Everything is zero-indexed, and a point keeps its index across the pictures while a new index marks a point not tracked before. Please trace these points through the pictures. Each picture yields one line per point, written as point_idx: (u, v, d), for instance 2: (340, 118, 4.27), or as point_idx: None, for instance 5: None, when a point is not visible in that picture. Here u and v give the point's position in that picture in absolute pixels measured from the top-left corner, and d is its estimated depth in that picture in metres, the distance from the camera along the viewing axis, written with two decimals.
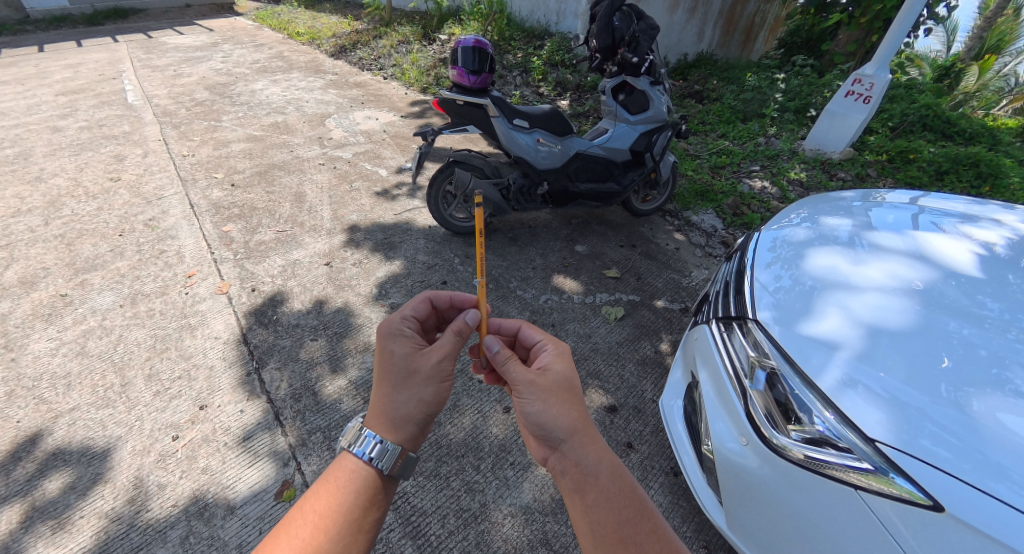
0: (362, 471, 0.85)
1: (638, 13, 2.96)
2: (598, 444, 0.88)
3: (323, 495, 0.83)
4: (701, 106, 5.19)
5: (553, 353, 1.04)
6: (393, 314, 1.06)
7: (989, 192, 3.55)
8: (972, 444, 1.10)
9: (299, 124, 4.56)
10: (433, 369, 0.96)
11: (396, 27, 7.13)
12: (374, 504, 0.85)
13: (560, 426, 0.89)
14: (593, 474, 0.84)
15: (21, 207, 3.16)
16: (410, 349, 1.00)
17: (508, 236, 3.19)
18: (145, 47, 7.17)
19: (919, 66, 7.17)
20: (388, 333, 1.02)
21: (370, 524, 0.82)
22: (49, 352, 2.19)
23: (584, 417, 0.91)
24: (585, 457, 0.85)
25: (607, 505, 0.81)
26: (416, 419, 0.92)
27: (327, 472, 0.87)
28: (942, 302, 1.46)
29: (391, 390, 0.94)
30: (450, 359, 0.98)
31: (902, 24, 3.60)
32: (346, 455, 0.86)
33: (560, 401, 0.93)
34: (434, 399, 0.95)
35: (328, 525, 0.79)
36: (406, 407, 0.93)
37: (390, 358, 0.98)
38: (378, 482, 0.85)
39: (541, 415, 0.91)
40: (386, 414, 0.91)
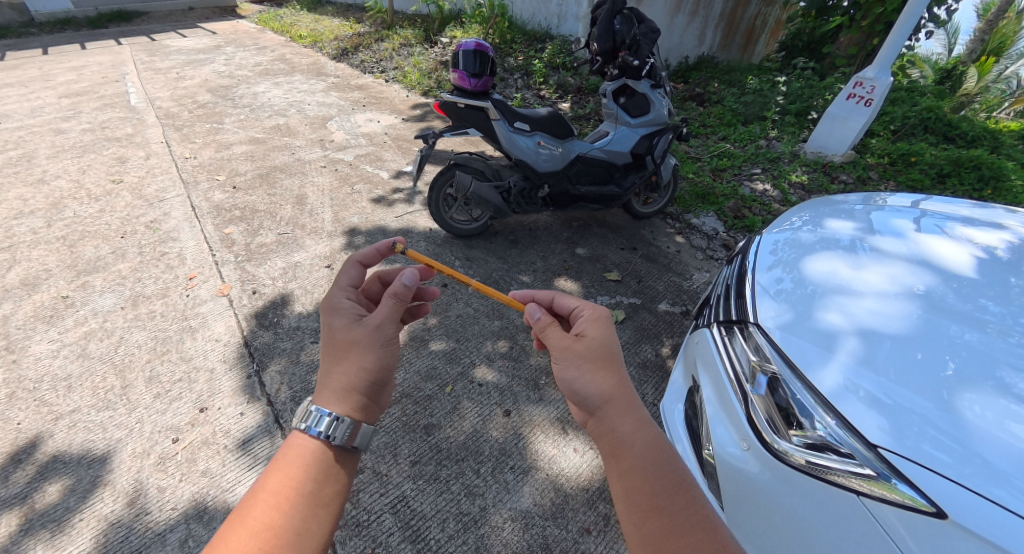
0: (316, 447, 0.86)
1: (638, 16, 2.97)
2: (637, 412, 0.89)
3: (276, 473, 0.83)
4: (701, 109, 5.20)
5: (589, 317, 1.03)
6: (336, 286, 1.09)
7: (991, 194, 3.55)
8: (972, 449, 1.09)
9: (300, 126, 4.57)
10: (372, 337, 0.97)
11: (397, 30, 7.16)
12: (331, 477, 0.85)
13: (595, 395, 0.91)
14: (629, 442, 0.85)
15: (23, 209, 3.17)
16: (351, 320, 1.01)
17: (509, 238, 3.19)
18: (148, 49, 7.22)
19: (920, 69, 7.17)
20: (330, 305, 1.04)
21: (329, 497, 0.83)
22: (51, 353, 2.20)
23: (623, 386, 0.92)
24: (620, 424, 0.87)
25: (642, 473, 0.81)
26: (360, 388, 0.93)
27: (279, 453, 0.86)
28: (944, 307, 1.45)
29: (334, 362, 0.95)
30: (389, 323, 0.99)
31: (903, 27, 3.60)
32: (300, 434, 0.87)
33: (596, 370, 0.94)
34: (377, 366, 0.96)
35: (283, 501, 0.78)
36: (349, 377, 0.94)
37: (332, 329, 1.00)
38: (331, 455, 0.86)
39: (575, 381, 0.94)
40: (328, 386, 0.92)
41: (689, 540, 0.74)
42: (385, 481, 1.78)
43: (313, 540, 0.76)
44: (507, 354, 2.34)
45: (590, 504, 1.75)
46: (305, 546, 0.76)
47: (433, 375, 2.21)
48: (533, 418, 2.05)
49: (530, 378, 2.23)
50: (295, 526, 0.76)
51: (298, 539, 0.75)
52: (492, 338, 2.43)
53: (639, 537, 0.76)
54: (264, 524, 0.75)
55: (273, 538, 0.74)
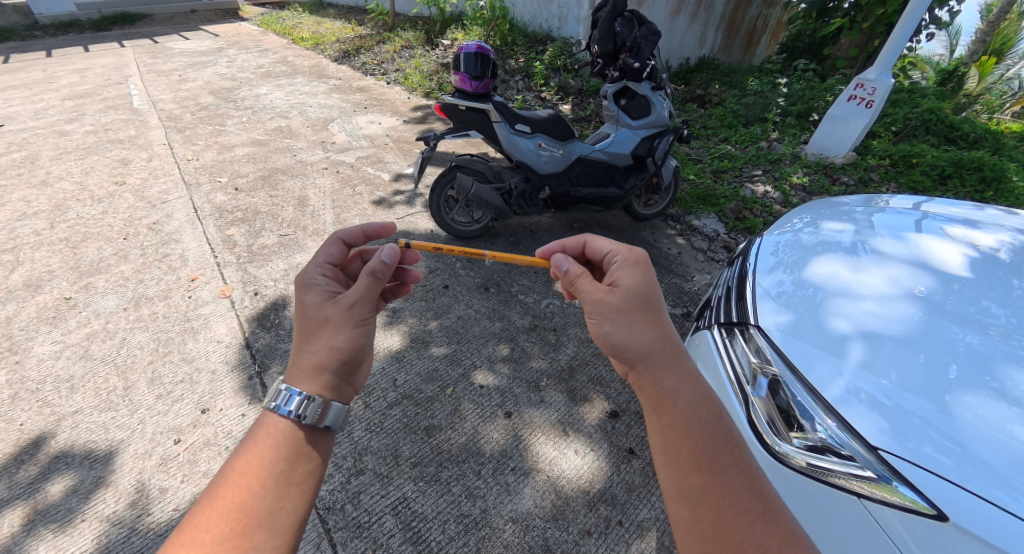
0: (287, 427, 0.88)
1: (639, 18, 2.98)
2: (681, 365, 0.93)
3: (247, 453, 0.85)
4: (702, 111, 5.21)
5: (626, 268, 1.08)
6: (311, 264, 1.13)
7: (993, 196, 3.54)
8: (973, 451, 1.09)
9: (302, 128, 4.59)
10: (344, 315, 1.00)
11: (399, 32, 7.18)
12: (302, 456, 0.88)
13: (635, 347, 0.95)
14: (673, 397, 0.90)
15: (27, 211, 3.18)
16: (324, 298, 1.05)
17: (510, 240, 3.20)
18: (151, 52, 7.25)
19: (922, 70, 7.17)
20: (304, 282, 1.07)
21: (302, 476, 0.86)
22: (54, 354, 2.21)
23: (665, 337, 0.96)
24: (665, 379, 0.91)
25: (686, 427, 0.87)
26: (332, 367, 0.96)
27: (251, 432, 0.89)
28: (945, 309, 1.45)
29: (305, 339, 0.98)
30: (363, 304, 1.02)
31: (904, 28, 3.60)
32: (269, 414, 0.89)
33: (636, 321, 0.98)
34: (347, 345, 0.98)
35: (253, 482, 0.81)
36: (320, 355, 0.96)
37: (304, 307, 1.03)
38: (301, 434, 0.88)
39: (613, 334, 0.97)
40: (299, 364, 0.94)
41: (732, 490, 0.82)
42: (386, 482, 1.78)
43: (285, 518, 0.80)
44: (508, 356, 2.34)
45: (591, 505, 1.75)
46: (279, 524, 0.79)
47: (434, 377, 2.21)
48: (533, 420, 2.05)
49: (531, 379, 2.24)
50: (267, 505, 0.79)
51: (270, 517, 0.79)
52: (493, 339, 2.44)
53: (678, 487, 0.84)
54: (235, 504, 0.79)
55: (245, 518, 0.78)
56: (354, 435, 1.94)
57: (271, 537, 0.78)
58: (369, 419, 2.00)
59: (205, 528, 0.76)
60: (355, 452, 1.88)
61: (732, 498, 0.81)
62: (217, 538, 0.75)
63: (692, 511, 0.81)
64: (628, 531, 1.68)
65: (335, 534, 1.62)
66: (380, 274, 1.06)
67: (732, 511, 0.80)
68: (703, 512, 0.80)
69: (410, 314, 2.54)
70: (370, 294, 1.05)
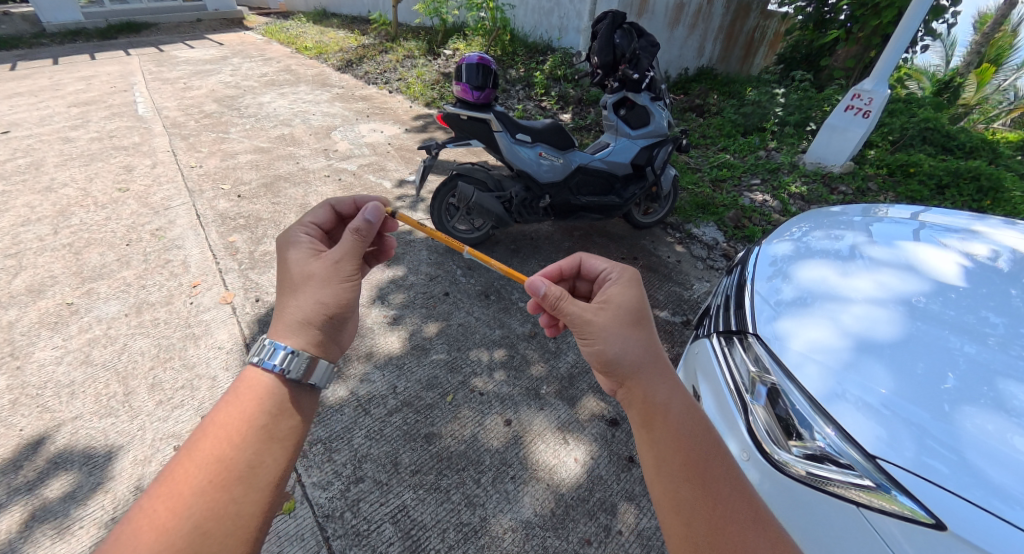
0: (270, 381, 0.90)
1: (638, 30, 3.02)
2: (671, 377, 0.95)
3: (228, 406, 0.86)
4: (701, 120, 5.26)
5: (620, 284, 1.09)
6: (296, 224, 1.16)
7: (990, 205, 3.58)
8: (969, 459, 1.11)
9: (304, 136, 4.63)
10: (329, 271, 1.03)
11: (401, 42, 7.26)
12: (286, 413, 0.89)
13: (628, 361, 0.95)
14: (664, 407, 0.91)
15: (31, 216, 3.21)
16: (308, 255, 1.07)
17: (510, 247, 3.21)
18: (156, 60, 7.32)
19: (918, 80, 7.25)
20: (287, 241, 1.10)
21: (285, 431, 0.87)
22: (54, 360, 2.21)
23: (656, 350, 0.97)
24: (656, 390, 0.92)
25: (678, 438, 0.88)
26: (317, 322, 0.98)
27: (233, 386, 0.90)
28: (945, 319, 1.46)
29: (288, 295, 1.01)
30: (348, 261, 1.06)
31: (900, 40, 3.63)
32: (253, 368, 0.91)
33: (629, 335, 0.98)
34: (333, 300, 1.01)
35: (234, 434, 0.82)
36: (305, 310, 0.99)
37: (287, 266, 1.06)
38: (286, 390, 0.90)
39: (604, 351, 0.97)
40: (284, 320, 0.96)
41: (726, 500, 0.83)
42: (385, 489, 1.78)
43: (268, 470, 0.81)
44: (508, 363, 2.35)
45: (591, 514, 1.75)
46: (257, 478, 0.80)
47: (434, 384, 2.21)
48: (533, 426, 2.06)
49: (531, 386, 2.24)
50: (248, 458, 0.80)
51: (251, 471, 0.80)
52: (493, 346, 2.45)
53: (672, 496, 0.83)
54: (215, 455, 0.79)
55: (224, 470, 0.78)
56: (354, 442, 1.94)
57: (251, 490, 0.79)
58: (369, 426, 2.01)
59: (183, 479, 0.76)
60: (355, 459, 1.88)
61: (725, 508, 0.82)
62: (195, 487, 0.75)
63: (688, 523, 0.81)
64: (627, 540, 1.68)
65: (333, 542, 1.62)
66: (365, 232, 1.09)
67: (726, 522, 0.81)
68: (699, 524, 0.80)
69: (411, 321, 2.56)
70: (357, 253, 1.08)
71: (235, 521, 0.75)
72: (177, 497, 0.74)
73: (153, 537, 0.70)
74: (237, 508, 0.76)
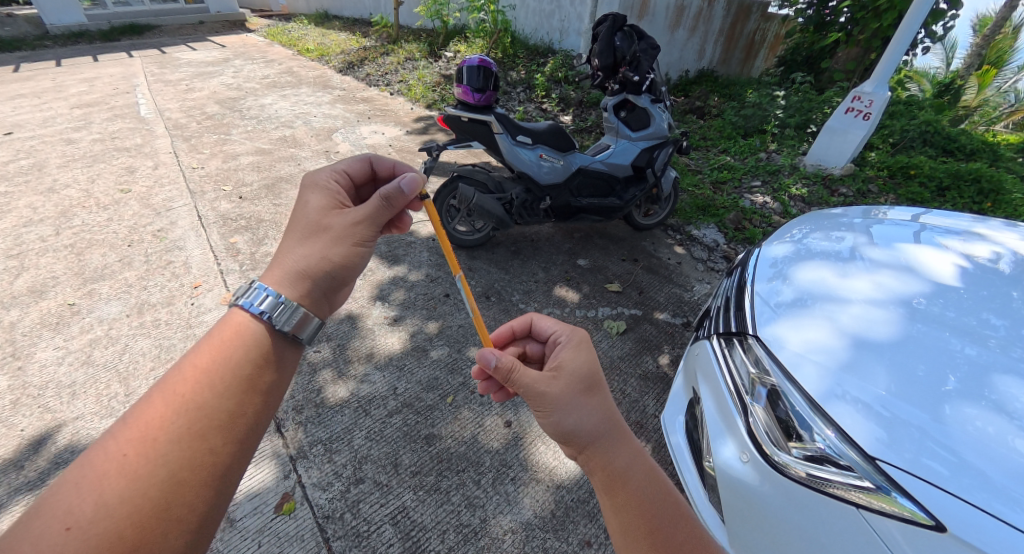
0: (253, 325, 0.94)
1: (639, 33, 3.04)
2: (628, 443, 0.90)
3: (207, 351, 0.89)
4: (702, 122, 5.27)
5: (569, 346, 1.03)
6: (327, 167, 1.20)
7: (991, 207, 3.58)
8: (969, 461, 1.11)
9: (306, 138, 4.64)
10: (346, 230, 1.08)
11: (402, 44, 7.28)
12: (268, 365, 0.92)
13: (586, 430, 0.89)
14: (624, 476, 0.86)
15: (33, 217, 3.22)
16: (329, 206, 1.12)
17: (511, 249, 3.22)
18: (158, 62, 7.35)
19: (918, 82, 7.25)
20: (313, 184, 1.15)
21: (266, 384, 0.91)
22: (56, 360, 2.21)
23: (612, 417, 0.91)
24: (614, 459, 0.87)
25: (640, 508, 0.84)
26: (316, 277, 1.03)
27: (218, 328, 0.94)
28: (946, 321, 1.46)
29: (297, 242, 1.06)
30: (365, 224, 1.10)
31: (900, 42, 3.64)
32: (239, 311, 0.95)
33: (585, 402, 0.91)
34: (339, 260, 1.06)
35: (214, 382, 0.86)
36: (309, 262, 1.04)
37: (305, 210, 1.11)
38: (270, 343, 0.94)
39: (563, 421, 0.90)
40: (286, 267, 1.02)
41: None
42: (385, 490, 1.78)
43: (248, 423, 0.86)
44: None
45: (590, 516, 1.75)
46: (236, 428, 0.85)
47: (434, 385, 2.22)
48: (533, 428, 2.06)
49: None
50: (230, 407, 0.85)
51: (230, 421, 0.84)
52: None
53: None
54: (197, 402, 0.83)
55: (203, 419, 0.83)
56: (354, 443, 1.94)
57: (229, 442, 0.83)
58: (368, 427, 2.01)
59: (159, 425, 0.80)
60: (355, 460, 1.88)
61: None
62: (172, 433, 0.80)
63: None
64: None
65: (333, 543, 1.62)
66: (393, 199, 1.12)
67: None
68: None
69: (411, 322, 2.56)
70: (377, 216, 1.12)
71: (210, 469, 0.80)
72: (151, 444, 0.78)
73: (125, 481, 0.75)
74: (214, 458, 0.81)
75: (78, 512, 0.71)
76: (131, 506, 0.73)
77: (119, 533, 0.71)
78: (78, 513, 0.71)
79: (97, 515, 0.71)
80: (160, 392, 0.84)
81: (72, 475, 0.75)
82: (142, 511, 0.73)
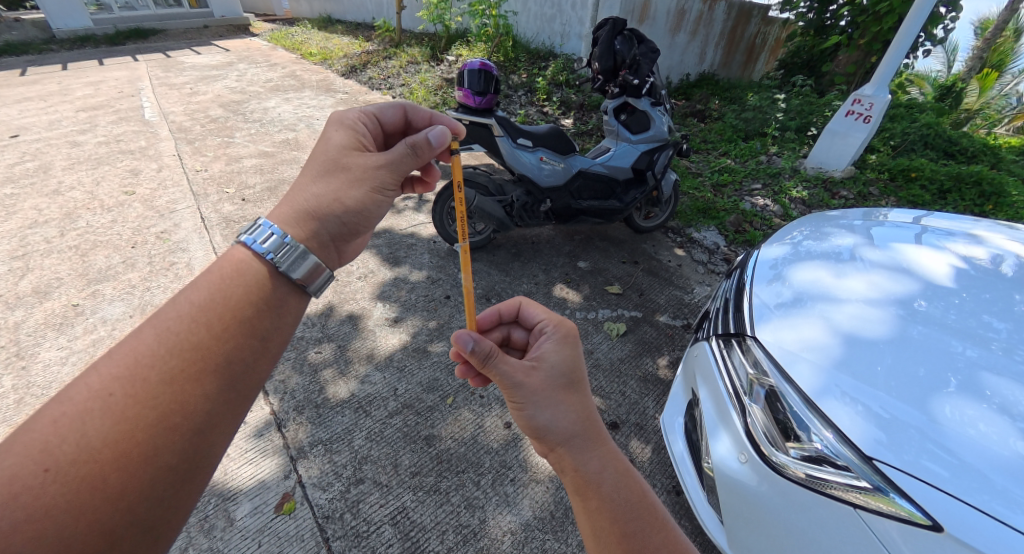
0: (253, 261, 0.96)
1: (639, 36, 3.05)
2: (601, 445, 0.90)
3: (202, 291, 0.90)
4: (702, 125, 5.29)
5: (555, 341, 1.03)
6: (357, 109, 1.25)
7: (992, 210, 3.58)
8: (968, 463, 1.11)
9: (308, 141, 4.67)
10: (367, 174, 1.13)
11: (405, 48, 7.33)
12: (269, 310, 0.95)
13: (559, 430, 0.90)
14: (596, 479, 0.86)
15: (38, 219, 3.25)
16: (351, 147, 1.17)
17: (512, 251, 3.23)
18: (163, 66, 7.41)
19: (920, 85, 7.26)
20: (340, 122, 1.20)
21: (265, 329, 0.93)
22: (60, 360, 2.23)
23: (588, 415, 0.93)
24: (586, 462, 0.87)
25: (609, 509, 0.84)
26: (326, 220, 1.07)
27: (218, 265, 0.95)
28: (948, 323, 1.46)
29: (312, 178, 1.10)
30: (386, 169, 1.15)
31: (900, 46, 3.65)
32: (241, 248, 0.97)
33: (561, 402, 0.93)
34: (354, 203, 1.10)
35: (213, 324, 0.87)
36: (322, 203, 1.08)
37: (327, 146, 1.15)
38: (272, 287, 0.96)
39: (539, 417, 0.91)
40: (297, 207, 1.06)
41: None
42: (385, 490, 1.79)
43: (244, 368, 0.88)
44: None
45: None
46: (232, 373, 0.86)
47: (434, 386, 2.22)
48: None
49: None
50: (225, 351, 0.87)
51: (227, 365, 0.86)
52: None
53: None
54: (191, 344, 0.85)
55: (201, 358, 0.84)
56: (355, 444, 1.95)
57: (225, 386, 0.85)
58: (369, 428, 2.02)
59: (151, 365, 0.81)
60: (355, 461, 1.89)
61: None
62: (164, 375, 0.81)
63: None
64: None
65: (332, 543, 1.62)
66: (420, 149, 1.19)
67: None
68: None
69: (412, 324, 2.58)
70: (402, 162, 1.17)
71: (201, 415, 0.81)
72: (141, 384, 0.80)
73: (112, 422, 0.76)
74: (206, 402, 0.82)
75: (57, 454, 0.72)
76: (118, 447, 0.75)
77: (103, 476, 0.73)
78: (58, 455, 0.72)
79: (80, 457, 0.73)
80: (154, 329, 0.85)
81: (55, 413, 0.76)
82: (129, 453, 0.75)
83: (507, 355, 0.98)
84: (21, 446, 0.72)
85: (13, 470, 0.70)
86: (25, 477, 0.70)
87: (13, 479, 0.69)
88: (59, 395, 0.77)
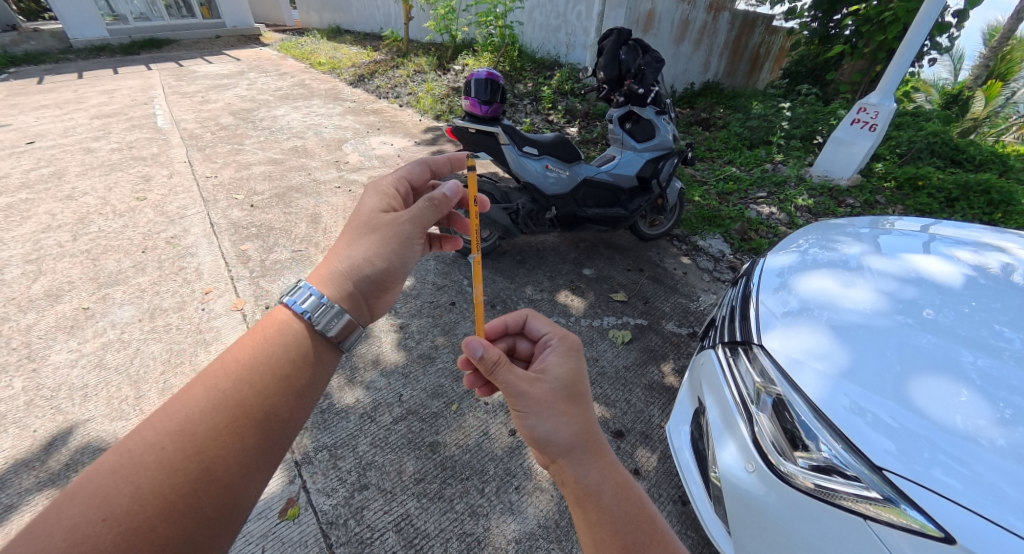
0: (292, 321, 1.04)
1: (643, 46, 3.10)
2: (603, 458, 0.90)
3: (245, 349, 0.99)
4: (707, 134, 5.31)
5: (558, 353, 1.05)
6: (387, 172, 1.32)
7: (1001, 217, 3.55)
8: (979, 473, 1.10)
9: (317, 148, 4.73)
10: (393, 232, 1.17)
11: (412, 58, 7.42)
12: (305, 365, 1.01)
13: (560, 441, 0.90)
14: (596, 492, 0.86)
15: (52, 223, 3.30)
16: (381, 208, 1.22)
17: (517, 258, 3.25)
18: (176, 74, 7.55)
19: (927, 93, 7.24)
20: (371, 187, 1.27)
21: (302, 385, 1.00)
22: (70, 363, 2.26)
23: (589, 428, 0.93)
24: (586, 473, 0.88)
25: (612, 524, 0.84)
26: (357, 279, 1.11)
27: (262, 322, 1.04)
28: (957, 331, 1.46)
29: (346, 242, 1.16)
30: (411, 225, 1.19)
31: (904, 55, 3.65)
32: (283, 308, 1.05)
33: (562, 413, 0.93)
34: (382, 261, 1.14)
35: (254, 379, 0.96)
36: (352, 265, 1.12)
37: (359, 210, 1.22)
38: (310, 344, 1.03)
39: (544, 427, 0.91)
40: (330, 270, 1.11)
41: None
42: (389, 497, 1.79)
43: (281, 423, 0.95)
44: None
45: None
46: (269, 428, 0.93)
47: (439, 392, 2.22)
48: None
49: None
50: (265, 407, 0.94)
51: (266, 418, 0.93)
52: None
53: None
54: (236, 401, 0.93)
55: (241, 413, 0.92)
56: (360, 450, 1.96)
57: (263, 440, 0.92)
58: (374, 434, 2.02)
59: (199, 420, 0.89)
60: (360, 466, 1.89)
61: None
62: (211, 430, 0.89)
63: None
64: None
65: (336, 548, 1.63)
66: (439, 203, 1.22)
67: None
68: None
69: (417, 329, 2.59)
70: (424, 216, 1.21)
71: (241, 468, 0.88)
72: (190, 438, 0.88)
73: (163, 474, 0.83)
74: (247, 457, 0.89)
75: (114, 504, 0.79)
76: (167, 498, 0.82)
77: (152, 527, 0.79)
78: (114, 506, 0.79)
79: (133, 507, 0.80)
80: (204, 386, 0.94)
81: (115, 464, 0.83)
82: (177, 504, 0.82)
83: (512, 364, 0.99)
84: (83, 495, 0.79)
85: (76, 519, 0.77)
86: (86, 525, 0.77)
87: (76, 527, 0.76)
88: (118, 447, 0.85)
